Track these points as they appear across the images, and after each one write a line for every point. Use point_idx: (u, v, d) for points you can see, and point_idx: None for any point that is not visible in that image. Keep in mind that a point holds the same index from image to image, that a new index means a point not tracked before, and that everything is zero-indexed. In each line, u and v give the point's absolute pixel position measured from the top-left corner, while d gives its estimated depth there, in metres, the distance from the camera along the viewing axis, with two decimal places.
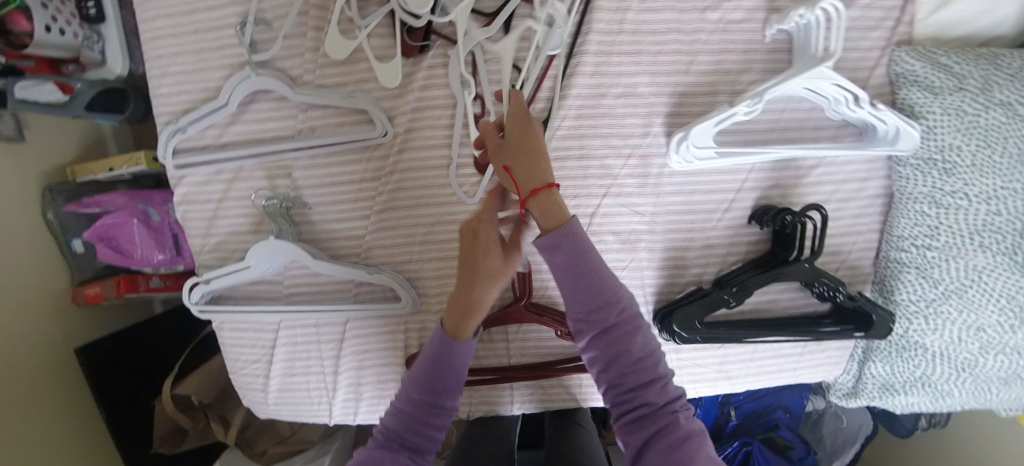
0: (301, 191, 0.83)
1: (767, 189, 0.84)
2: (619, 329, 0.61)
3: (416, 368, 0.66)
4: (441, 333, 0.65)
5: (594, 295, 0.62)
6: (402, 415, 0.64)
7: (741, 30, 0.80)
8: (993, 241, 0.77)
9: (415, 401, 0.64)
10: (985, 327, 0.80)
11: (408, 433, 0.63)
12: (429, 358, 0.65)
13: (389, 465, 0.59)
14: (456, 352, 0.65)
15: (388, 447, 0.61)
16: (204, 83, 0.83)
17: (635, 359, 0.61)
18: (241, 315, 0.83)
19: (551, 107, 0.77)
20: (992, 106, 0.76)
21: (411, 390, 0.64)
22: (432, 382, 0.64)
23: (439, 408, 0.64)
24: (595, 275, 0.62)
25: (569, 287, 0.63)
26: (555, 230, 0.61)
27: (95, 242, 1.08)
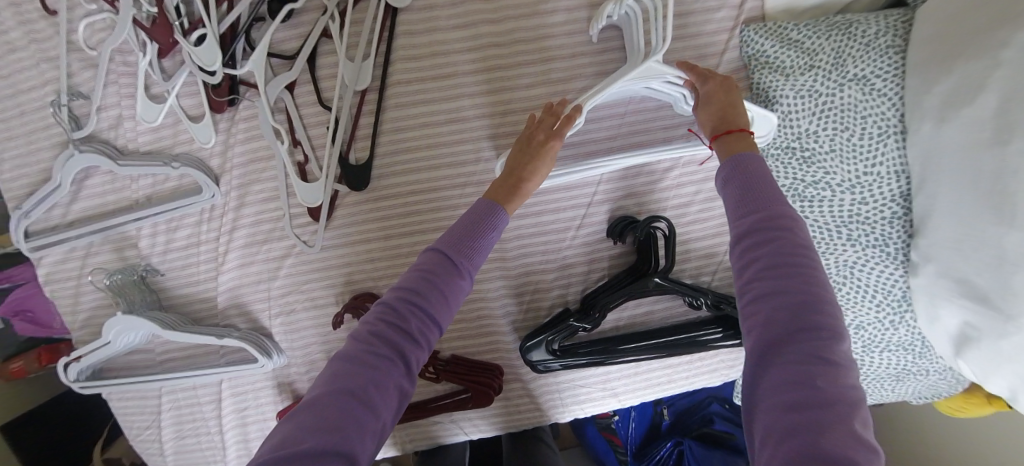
0: (150, 260, 0.84)
1: (619, 199, 0.79)
2: (789, 239, 0.45)
3: (448, 233, 0.58)
4: (486, 205, 0.60)
5: (770, 263, 0.44)
6: (404, 296, 0.52)
7: (564, 32, 0.73)
8: (861, 233, 0.69)
9: (438, 267, 0.54)
10: (865, 325, 0.73)
11: (409, 316, 0.51)
12: (464, 224, 0.58)
13: (378, 368, 0.46)
14: (480, 235, 0.58)
15: (385, 345, 0.48)
16: (40, 165, 0.83)
17: (795, 268, 0.43)
18: (118, 387, 0.86)
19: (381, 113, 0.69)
20: (847, 82, 0.67)
21: (433, 259, 0.54)
22: (464, 248, 0.55)
23: (450, 287, 0.54)
24: (763, 190, 0.49)
25: (745, 189, 0.50)
26: (731, 160, 0.54)
27: (12, 317, 1.09)
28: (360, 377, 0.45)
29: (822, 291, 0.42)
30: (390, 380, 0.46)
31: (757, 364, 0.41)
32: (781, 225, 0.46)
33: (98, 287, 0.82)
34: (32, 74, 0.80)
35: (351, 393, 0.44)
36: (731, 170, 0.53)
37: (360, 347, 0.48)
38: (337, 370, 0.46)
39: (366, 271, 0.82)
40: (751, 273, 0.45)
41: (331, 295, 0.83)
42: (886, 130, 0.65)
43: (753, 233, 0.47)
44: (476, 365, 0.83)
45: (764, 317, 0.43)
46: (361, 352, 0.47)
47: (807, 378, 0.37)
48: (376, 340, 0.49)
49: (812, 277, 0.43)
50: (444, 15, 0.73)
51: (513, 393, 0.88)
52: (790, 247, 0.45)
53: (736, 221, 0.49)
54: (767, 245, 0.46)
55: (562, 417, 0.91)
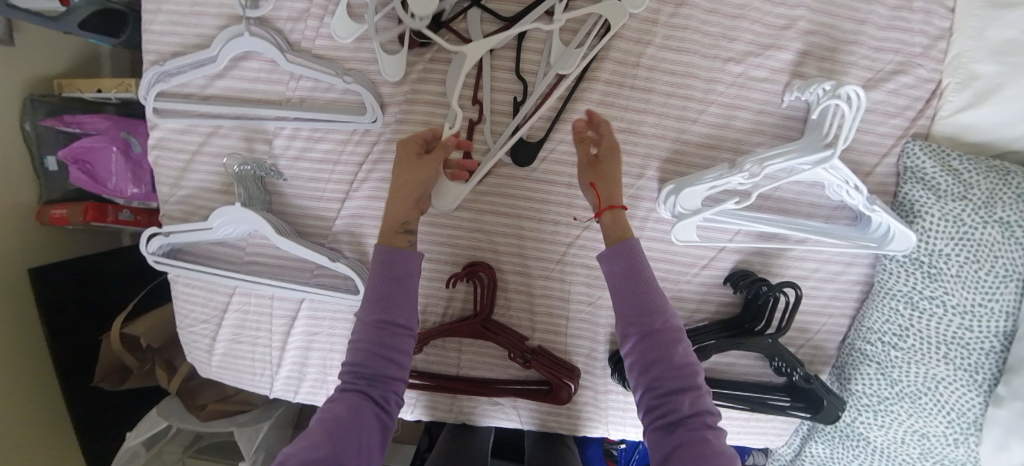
0: (278, 161, 0.81)
1: (748, 254, 0.83)
2: (668, 341, 0.60)
3: (367, 294, 0.61)
4: (388, 251, 0.62)
5: (655, 363, 0.59)
6: (362, 360, 0.58)
7: (760, 89, 0.77)
8: (957, 355, 0.76)
9: (376, 330, 0.59)
10: (930, 435, 0.79)
11: (376, 376, 0.58)
12: (387, 277, 0.61)
13: (353, 417, 0.54)
14: (409, 280, 0.62)
15: (352, 398, 0.56)
16: (198, 30, 0.78)
17: (677, 367, 0.58)
18: (195, 273, 0.81)
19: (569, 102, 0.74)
20: (991, 222, 0.73)
21: (368, 328, 0.59)
22: (384, 306, 0.60)
23: (397, 341, 0.59)
24: (638, 288, 0.62)
25: (618, 294, 0.63)
26: (613, 247, 0.65)
27: (69, 164, 1.02)
28: (338, 433, 0.52)
29: (696, 382, 0.58)
30: (364, 427, 0.54)
31: (658, 444, 0.56)
32: (660, 325, 0.61)
33: (226, 169, 0.79)
34: None
35: (330, 445, 0.51)
36: (613, 262, 0.64)
37: (330, 409, 0.55)
38: (313, 430, 0.53)
39: (490, 241, 0.82)
40: (644, 375, 0.59)
41: (448, 254, 0.83)
42: (1010, 274, 0.73)
43: (639, 341, 0.61)
44: (561, 363, 0.84)
45: (665, 405, 0.57)
46: (334, 411, 0.55)
47: (700, 453, 0.53)
48: (353, 396, 0.56)
49: (686, 373, 0.58)
50: (663, 32, 0.75)
51: (579, 399, 0.90)
52: (660, 339, 0.60)
53: (623, 328, 0.62)
54: (657, 345, 0.60)
55: (611, 434, 0.93)
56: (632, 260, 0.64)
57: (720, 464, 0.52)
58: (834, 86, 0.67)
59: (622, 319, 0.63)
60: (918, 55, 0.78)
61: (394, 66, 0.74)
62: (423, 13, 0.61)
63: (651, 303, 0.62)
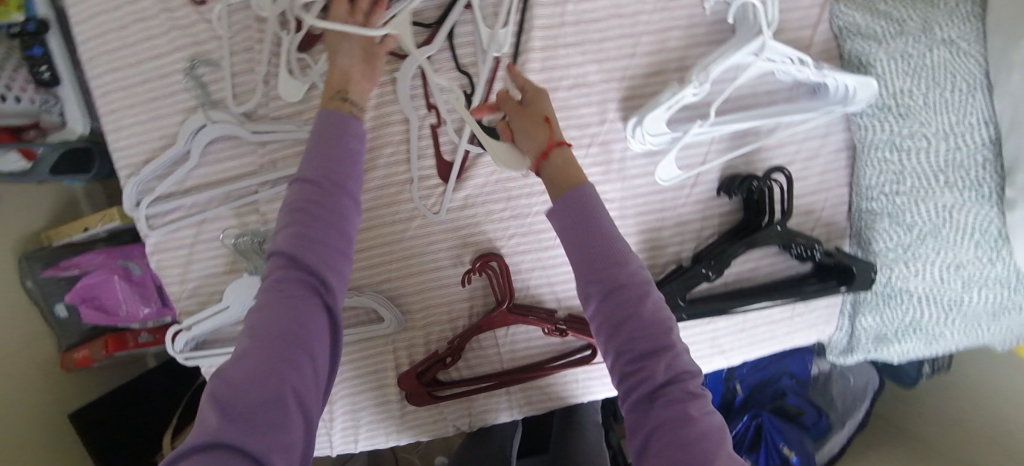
0: (272, 225, 0.84)
1: (731, 159, 0.85)
2: (636, 298, 0.50)
3: (309, 159, 0.56)
4: (333, 116, 0.60)
5: (626, 323, 0.49)
6: (294, 240, 0.49)
7: (681, 7, 0.81)
8: (957, 178, 0.77)
9: (309, 194, 0.52)
10: (965, 263, 0.79)
11: (308, 257, 0.49)
12: (324, 139, 0.57)
13: (291, 302, 0.47)
14: (349, 151, 0.57)
15: (291, 276, 0.49)
16: (160, 131, 0.82)
17: (645, 326, 0.49)
18: (229, 356, 0.84)
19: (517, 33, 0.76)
20: (936, 45, 0.76)
21: (304, 190, 0.53)
22: (326, 170, 0.54)
23: (337, 204, 0.53)
24: (596, 239, 0.54)
25: (576, 244, 0.55)
26: (564, 197, 0.57)
27: (79, 304, 1.04)
28: (281, 324, 0.45)
29: (669, 343, 0.49)
30: (307, 311, 0.47)
31: (635, 413, 0.48)
32: (628, 283, 0.51)
33: (226, 245, 0.81)
34: (161, 43, 0.81)
35: (271, 343, 0.44)
36: (564, 212, 0.57)
37: (271, 294, 0.48)
38: (252, 329, 0.46)
39: (489, 231, 0.85)
40: (613, 337, 0.50)
41: (455, 255, 0.85)
42: (972, 85, 0.75)
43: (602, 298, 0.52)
44: None
45: (638, 373, 0.48)
46: (275, 298, 0.47)
47: (681, 419, 0.44)
48: (290, 274, 0.49)
49: (659, 332, 0.49)
50: None
51: None
52: (632, 300, 0.50)
53: (587, 283, 0.53)
54: (624, 303, 0.50)
55: None
56: (588, 209, 0.56)
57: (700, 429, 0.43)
58: None
59: (580, 277, 0.54)
60: None
61: None
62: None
63: (615, 260, 0.52)
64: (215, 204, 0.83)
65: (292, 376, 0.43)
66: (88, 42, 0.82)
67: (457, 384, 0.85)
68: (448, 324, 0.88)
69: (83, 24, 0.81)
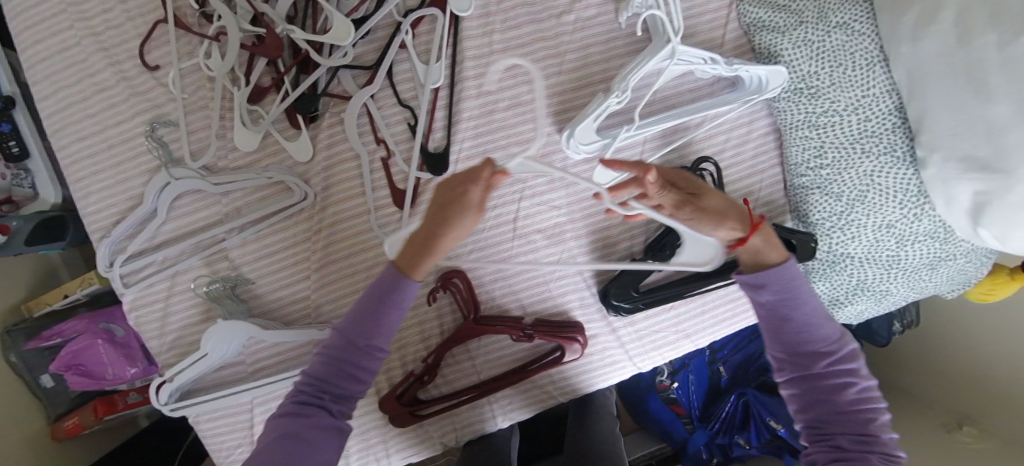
0: (242, 270, 0.88)
1: (666, 154, 0.91)
2: (828, 384, 0.65)
3: (349, 316, 0.67)
4: (391, 279, 0.65)
5: (828, 397, 0.65)
6: (325, 374, 0.65)
7: (599, 22, 0.88)
8: (873, 145, 0.83)
9: (343, 351, 0.65)
10: (894, 223, 0.84)
11: (331, 395, 0.65)
12: (361, 305, 0.66)
13: (304, 422, 0.62)
14: (395, 310, 0.66)
15: (310, 408, 0.63)
16: (126, 192, 0.86)
17: (844, 409, 0.64)
18: (213, 402, 0.85)
19: (448, 67, 0.83)
20: (832, 29, 0.83)
21: (337, 344, 0.65)
22: (366, 332, 0.65)
23: (364, 358, 0.66)
24: (799, 303, 0.67)
25: (782, 306, 0.67)
26: (770, 271, 0.67)
27: (64, 372, 1.06)
28: (297, 438, 0.60)
29: (856, 371, 0.66)
30: (318, 438, 0.62)
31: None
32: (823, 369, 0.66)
33: (198, 294, 0.86)
34: (119, 110, 0.86)
35: (287, 447, 0.59)
36: (763, 294, 0.68)
37: (286, 412, 0.64)
38: (274, 427, 0.62)
39: (450, 250, 0.89)
40: (796, 369, 0.68)
41: (420, 276, 0.89)
42: (870, 60, 0.82)
43: (791, 346, 0.68)
44: (561, 324, 0.89)
45: (834, 434, 0.64)
46: (292, 415, 0.63)
47: None
48: (313, 402, 0.64)
49: (849, 359, 0.66)
50: (498, 18, 0.86)
51: (596, 349, 0.95)
52: (824, 385, 0.66)
53: (783, 332, 0.68)
54: (824, 384, 0.66)
55: (643, 366, 0.98)
56: (794, 279, 0.67)
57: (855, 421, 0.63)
58: None
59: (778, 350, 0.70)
60: None
61: (303, 149, 0.85)
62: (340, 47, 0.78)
63: (806, 344, 0.67)
64: (186, 256, 0.87)
65: (298, 463, 0.59)
66: (51, 117, 0.87)
67: (437, 400, 0.87)
68: (422, 343, 0.92)
69: (45, 101, 0.86)
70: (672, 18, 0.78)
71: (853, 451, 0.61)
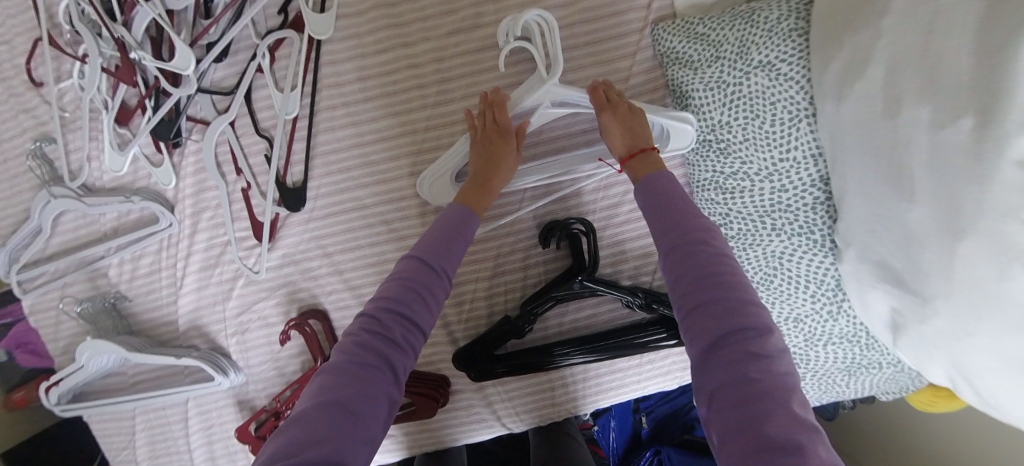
0: (120, 287, 0.90)
1: (549, 204, 0.80)
2: (730, 294, 0.49)
3: (423, 240, 0.62)
4: (461, 211, 0.65)
5: (720, 303, 0.48)
6: (387, 300, 0.57)
7: (477, 49, 0.76)
8: (784, 222, 0.67)
9: (421, 274, 0.59)
10: (803, 317, 0.69)
11: (397, 325, 0.56)
12: (442, 230, 0.63)
13: (361, 371, 0.51)
14: (461, 237, 0.64)
15: (377, 345, 0.54)
16: (19, 205, 0.90)
17: (726, 301, 0.48)
18: (93, 409, 0.91)
19: (301, 97, 0.76)
20: (752, 70, 0.66)
21: (412, 265, 0.59)
22: (439, 255, 0.61)
23: (431, 286, 0.59)
24: (681, 214, 0.57)
25: (658, 210, 0.59)
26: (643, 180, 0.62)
27: (15, 348, 1.17)
28: (354, 386, 0.50)
29: (746, 302, 0.48)
30: (374, 382, 0.51)
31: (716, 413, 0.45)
32: (725, 279, 0.50)
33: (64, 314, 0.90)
34: (9, 125, 0.88)
35: (347, 396, 0.49)
36: (648, 194, 0.61)
37: (353, 348, 0.54)
38: (330, 374, 0.51)
39: (311, 288, 0.85)
40: (685, 282, 0.52)
41: (282, 312, 0.86)
42: (795, 114, 0.63)
43: (673, 255, 0.54)
44: (419, 376, 0.84)
45: (724, 349, 0.46)
46: (354, 352, 0.53)
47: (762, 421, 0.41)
48: (371, 339, 0.54)
49: (730, 279, 0.50)
50: (364, 42, 0.77)
51: (464, 404, 0.89)
52: (718, 287, 0.50)
53: (670, 235, 0.56)
54: (710, 287, 0.50)
55: (514, 427, 0.90)
56: (670, 187, 0.60)
57: (749, 370, 0.44)
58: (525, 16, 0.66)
59: (667, 250, 0.56)
60: None
61: (165, 174, 0.83)
62: (185, 66, 0.73)
63: (699, 247, 0.53)
64: (73, 269, 0.91)
65: (342, 436, 0.46)
66: None
67: None
68: (286, 378, 0.90)
69: None
70: (550, 47, 0.67)
71: (737, 356, 0.45)
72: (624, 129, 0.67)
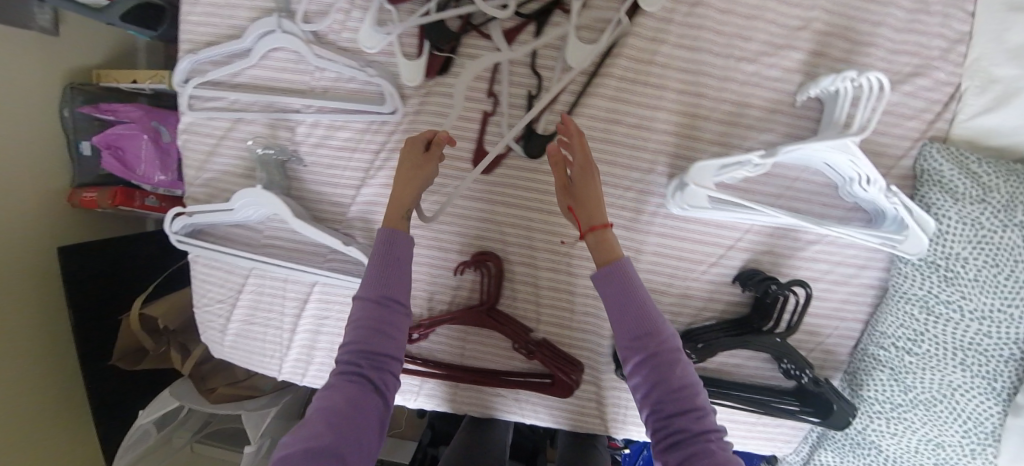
0: (299, 147, 0.84)
1: (758, 253, 0.83)
2: (667, 353, 0.58)
3: (368, 277, 0.62)
4: (388, 236, 0.64)
5: (662, 362, 0.57)
6: (357, 337, 0.59)
7: (773, 88, 0.78)
8: (975, 362, 0.74)
9: (374, 310, 0.60)
10: (945, 444, 0.77)
11: (366, 361, 0.58)
12: (385, 260, 0.63)
13: (349, 397, 0.55)
14: (404, 264, 0.64)
15: (349, 380, 0.57)
16: (231, 21, 0.82)
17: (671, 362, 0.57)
18: (215, 253, 0.84)
19: (602, 58, 0.76)
20: (1010, 226, 0.72)
21: (365, 308, 0.60)
22: (385, 285, 0.61)
23: (390, 313, 0.61)
24: (637, 299, 0.60)
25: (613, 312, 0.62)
26: (606, 270, 0.62)
27: (102, 150, 1.08)
28: (337, 420, 0.53)
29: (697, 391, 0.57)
30: (363, 405, 0.55)
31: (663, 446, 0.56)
32: (659, 342, 0.58)
33: (249, 151, 0.82)
34: None
35: (337, 425, 0.53)
36: (612, 280, 0.61)
37: (325, 400, 0.55)
38: (321, 402, 0.55)
39: (501, 232, 0.83)
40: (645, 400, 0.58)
41: (458, 242, 0.84)
42: None
43: (640, 377, 0.59)
44: (561, 357, 0.83)
45: (677, 401, 0.56)
46: (329, 396, 0.55)
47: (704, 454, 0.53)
48: (347, 379, 0.57)
49: (689, 394, 0.56)
50: (676, 31, 0.77)
51: (582, 394, 0.90)
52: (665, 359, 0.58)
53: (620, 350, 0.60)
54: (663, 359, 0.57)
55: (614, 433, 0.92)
56: (631, 280, 0.61)
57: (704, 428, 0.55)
58: (864, 72, 0.68)
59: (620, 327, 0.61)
60: (936, 58, 0.78)
61: (411, 72, 0.76)
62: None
63: (649, 322, 0.59)
64: (256, 108, 0.84)
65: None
66: None
67: (411, 359, 0.85)
68: (428, 303, 0.87)
69: None
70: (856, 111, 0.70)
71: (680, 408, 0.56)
72: (586, 161, 0.64)
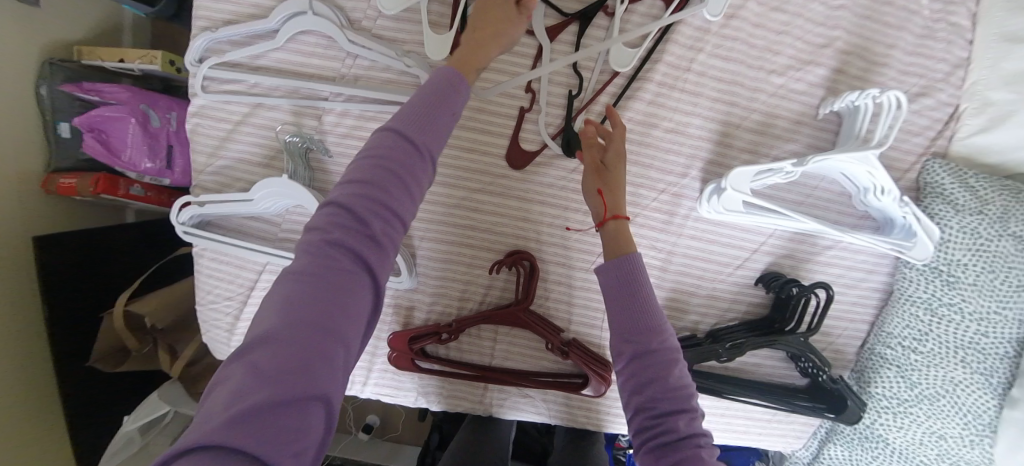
0: (326, 137, 0.80)
1: (780, 256, 0.86)
2: (664, 353, 0.59)
3: (402, 113, 0.54)
4: (449, 76, 0.57)
5: (657, 362, 0.58)
6: (368, 179, 0.50)
7: (798, 101, 0.82)
8: (974, 359, 0.80)
9: (395, 151, 0.51)
10: (947, 436, 0.82)
11: (370, 209, 0.49)
12: (423, 102, 0.55)
13: (335, 260, 0.46)
14: (442, 113, 0.55)
15: (340, 239, 0.48)
16: (255, 1, 0.77)
17: (666, 362, 0.59)
18: (229, 247, 0.78)
19: (643, 62, 0.77)
20: (1005, 235, 0.78)
21: (388, 145, 0.51)
22: (418, 128, 0.53)
23: (411, 164, 0.52)
24: (640, 300, 0.61)
25: (615, 306, 0.63)
26: (616, 265, 0.64)
27: (83, 132, 0.98)
28: (321, 286, 0.44)
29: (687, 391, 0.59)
30: (352, 277, 0.46)
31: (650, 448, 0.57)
32: (659, 343, 0.59)
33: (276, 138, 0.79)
34: None
35: (318, 288, 0.44)
36: (617, 276, 0.63)
37: (315, 249, 0.47)
38: (300, 265, 0.46)
39: (536, 231, 0.82)
40: (635, 396, 0.59)
41: (490, 241, 0.82)
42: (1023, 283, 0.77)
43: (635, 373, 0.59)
44: (594, 358, 0.81)
45: (668, 399, 0.57)
46: (319, 252, 0.47)
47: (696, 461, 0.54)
48: (341, 231, 0.48)
49: (682, 396, 0.58)
50: (713, 41, 0.79)
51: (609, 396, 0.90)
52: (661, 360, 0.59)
53: (616, 344, 0.61)
54: (657, 359, 0.59)
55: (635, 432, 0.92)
56: (637, 278, 0.62)
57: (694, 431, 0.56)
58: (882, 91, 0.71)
59: (619, 328, 0.62)
60: (940, 79, 0.84)
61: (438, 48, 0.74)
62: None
63: (651, 322, 0.60)
64: (280, 94, 0.79)
65: (314, 340, 0.41)
66: None
67: (440, 361, 0.82)
68: (456, 302, 0.85)
69: None
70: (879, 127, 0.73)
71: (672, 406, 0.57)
72: (619, 152, 0.69)
